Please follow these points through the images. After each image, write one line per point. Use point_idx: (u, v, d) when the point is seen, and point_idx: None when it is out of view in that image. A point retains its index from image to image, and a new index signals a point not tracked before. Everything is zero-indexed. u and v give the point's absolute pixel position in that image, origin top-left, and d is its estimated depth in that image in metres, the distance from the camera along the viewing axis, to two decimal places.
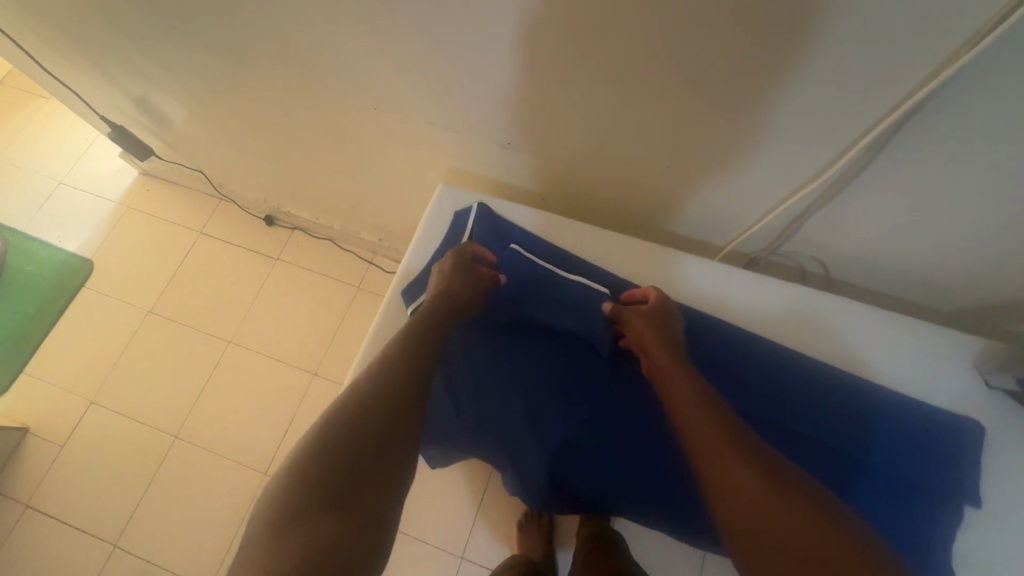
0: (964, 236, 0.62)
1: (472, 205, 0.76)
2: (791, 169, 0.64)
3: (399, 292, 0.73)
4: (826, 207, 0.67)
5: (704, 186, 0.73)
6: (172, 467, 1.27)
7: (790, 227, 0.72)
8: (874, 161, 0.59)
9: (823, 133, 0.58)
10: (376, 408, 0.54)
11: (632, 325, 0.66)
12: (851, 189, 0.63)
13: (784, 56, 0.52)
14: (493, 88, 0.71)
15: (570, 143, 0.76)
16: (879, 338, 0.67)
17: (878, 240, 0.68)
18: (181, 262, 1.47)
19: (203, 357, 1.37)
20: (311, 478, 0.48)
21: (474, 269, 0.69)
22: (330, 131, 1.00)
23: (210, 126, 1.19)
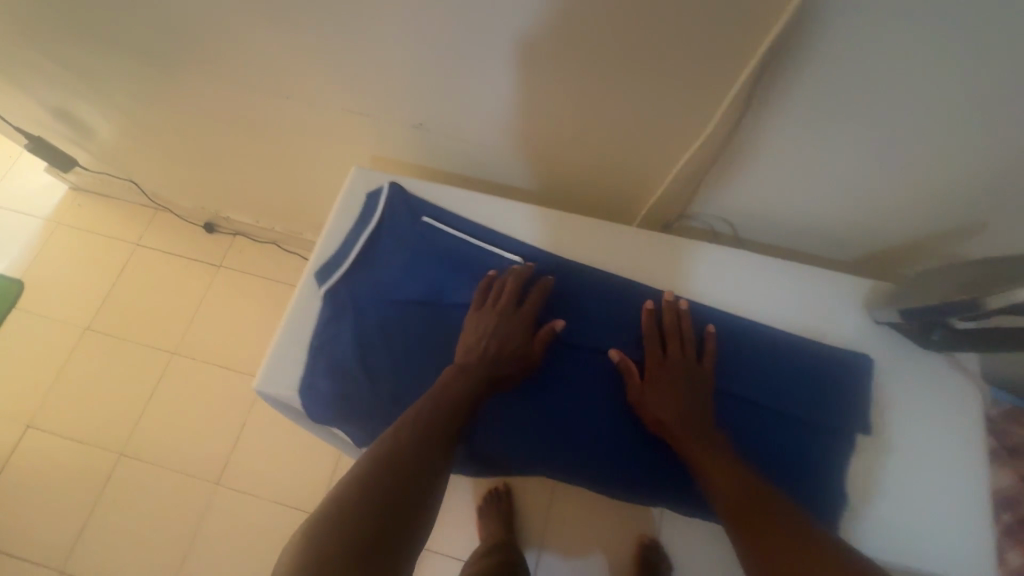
0: (852, 180, 0.65)
1: (376, 181, 0.67)
2: (675, 131, 0.67)
3: (308, 273, 0.63)
4: (716, 164, 0.69)
5: (614, 153, 0.74)
6: (119, 486, 1.23)
7: (690, 188, 0.75)
8: (755, 111, 0.60)
9: (693, 93, 0.60)
10: (425, 437, 0.50)
11: (652, 369, 0.62)
12: (732, 147, 0.66)
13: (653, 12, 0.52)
14: (398, 68, 0.71)
15: (480, 124, 0.77)
16: (778, 286, 0.70)
17: (770, 193, 0.71)
18: (119, 277, 1.43)
19: (146, 371, 1.33)
20: (330, 547, 0.40)
21: (514, 317, 0.59)
22: (254, 129, 0.99)
23: (133, 132, 1.16)
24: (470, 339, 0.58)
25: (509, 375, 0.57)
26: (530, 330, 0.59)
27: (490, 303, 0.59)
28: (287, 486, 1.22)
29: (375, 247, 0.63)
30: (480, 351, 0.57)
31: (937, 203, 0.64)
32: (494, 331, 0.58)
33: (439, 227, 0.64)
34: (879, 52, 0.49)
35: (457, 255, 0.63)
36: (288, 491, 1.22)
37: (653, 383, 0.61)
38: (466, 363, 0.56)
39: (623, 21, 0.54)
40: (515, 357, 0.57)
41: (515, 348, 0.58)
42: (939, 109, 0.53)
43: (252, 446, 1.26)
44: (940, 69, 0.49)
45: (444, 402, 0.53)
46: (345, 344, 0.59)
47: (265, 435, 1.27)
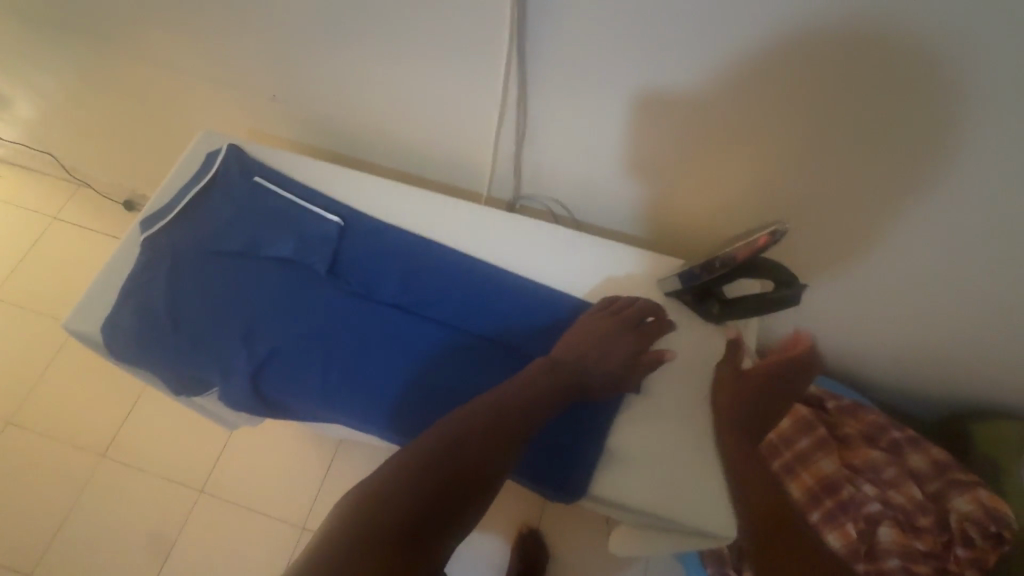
0: (635, 151, 0.72)
1: (222, 146, 0.72)
2: (483, 102, 0.71)
3: (138, 222, 0.67)
4: (528, 135, 0.75)
5: (447, 130, 0.79)
6: (1, 456, 1.22)
7: (516, 164, 0.80)
8: (533, 82, 0.66)
9: (482, 60, 0.65)
10: (488, 437, 0.52)
11: (725, 369, 0.64)
12: (534, 116, 0.71)
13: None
14: (250, 36, 0.74)
15: (329, 97, 0.81)
16: (588, 260, 0.71)
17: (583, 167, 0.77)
18: (31, 250, 1.43)
19: (47, 342, 1.33)
20: (394, 501, 0.45)
21: (621, 331, 0.63)
22: (150, 102, 1.02)
23: (40, 103, 1.17)
24: (572, 342, 0.62)
25: (593, 385, 0.61)
26: (639, 347, 0.63)
27: (611, 312, 0.65)
28: (173, 463, 1.22)
29: (205, 200, 0.67)
30: (580, 358, 0.61)
31: (714, 169, 0.71)
32: (603, 341, 0.62)
33: (269, 186, 0.68)
34: (600, 14, 0.56)
35: (280, 214, 0.67)
36: (174, 467, 1.21)
37: (733, 381, 0.63)
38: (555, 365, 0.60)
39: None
40: (609, 374, 0.61)
41: (610, 362, 0.62)
42: (672, 73, 0.60)
43: (144, 421, 1.25)
44: (651, 32, 0.57)
45: (532, 397, 0.56)
46: (156, 285, 0.62)
47: (159, 410, 1.27)
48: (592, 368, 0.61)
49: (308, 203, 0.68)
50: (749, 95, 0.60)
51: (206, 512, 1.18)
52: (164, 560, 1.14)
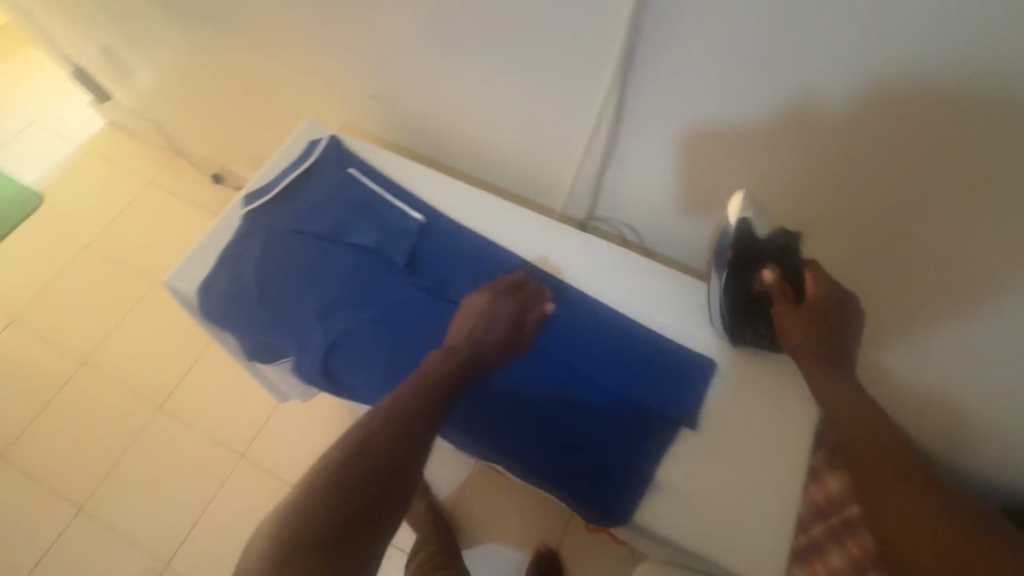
0: (719, 187, 0.71)
1: (323, 136, 0.76)
2: (575, 127, 0.74)
3: (240, 197, 0.72)
4: (613, 162, 0.77)
5: (533, 143, 0.81)
6: (72, 392, 1.32)
7: (596, 186, 0.82)
8: (630, 108, 0.68)
9: (581, 90, 0.68)
10: (396, 428, 0.53)
11: (785, 321, 0.60)
12: (623, 146, 0.73)
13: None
14: (364, 38, 0.79)
15: (425, 101, 0.85)
16: (658, 289, 0.71)
17: (662, 200, 0.78)
18: (126, 208, 1.56)
19: (127, 294, 1.44)
20: (311, 516, 0.46)
21: (505, 309, 0.64)
22: (255, 88, 1.10)
23: (160, 77, 1.28)
24: (465, 321, 0.63)
25: (487, 359, 0.62)
26: (512, 317, 0.64)
27: (489, 289, 0.66)
28: (221, 423, 1.28)
29: (304, 185, 0.72)
30: (476, 337, 0.62)
31: (802, 220, 0.69)
32: (486, 318, 0.63)
33: (360, 176, 0.72)
34: (715, 51, 0.56)
35: (368, 206, 0.71)
36: (221, 428, 1.28)
37: (799, 326, 0.59)
38: (447, 349, 0.62)
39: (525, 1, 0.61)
40: (495, 343, 0.63)
41: (501, 334, 0.63)
42: (774, 123, 0.61)
43: (200, 380, 1.33)
44: (758, 82, 0.57)
45: (424, 386, 0.57)
46: (251, 259, 0.67)
47: (215, 373, 1.34)
48: (477, 346, 0.62)
49: (394, 197, 0.72)
50: (854, 152, 0.59)
51: (242, 478, 1.23)
52: (198, 516, 1.19)
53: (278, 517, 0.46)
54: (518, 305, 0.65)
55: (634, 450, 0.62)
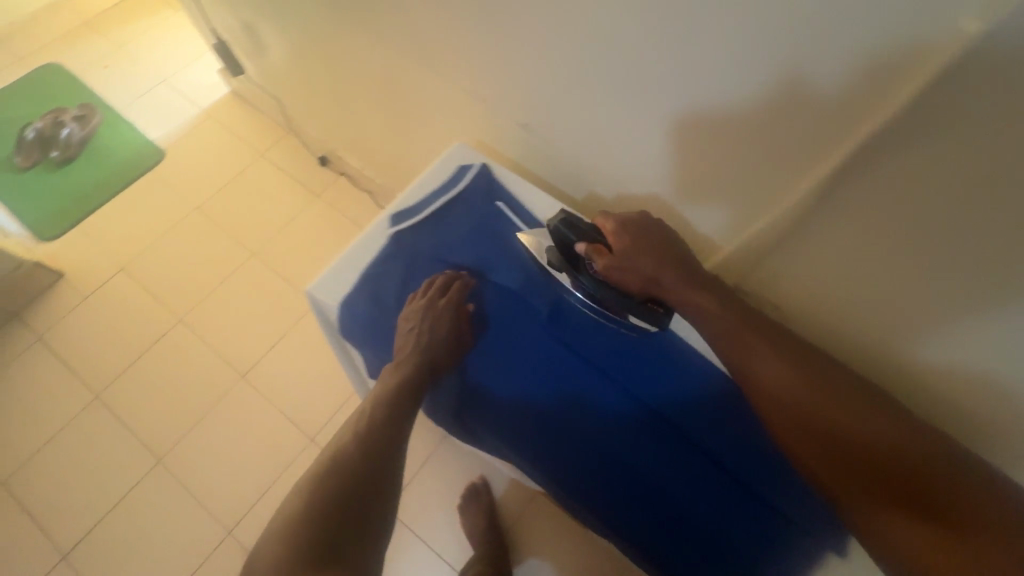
0: (883, 330, 0.61)
1: (474, 163, 0.77)
2: (759, 199, 0.63)
3: (389, 216, 0.73)
4: (786, 249, 0.63)
5: (693, 205, 0.71)
6: (166, 347, 1.38)
7: (752, 267, 0.69)
8: (808, 222, 0.59)
9: (789, 161, 0.56)
10: (368, 448, 0.65)
11: (625, 268, 0.65)
12: (810, 234, 0.60)
13: (759, 84, 0.52)
14: (524, 64, 0.73)
15: (574, 136, 0.78)
16: None
17: (836, 303, 0.64)
18: (237, 176, 1.62)
19: (227, 260, 1.50)
20: (308, 528, 0.56)
21: (442, 314, 0.70)
22: (390, 89, 1.10)
23: (294, 60, 1.31)
24: (412, 333, 0.69)
25: (437, 362, 0.70)
26: (453, 319, 0.70)
27: (421, 295, 0.71)
28: (296, 404, 1.31)
29: (456, 217, 0.75)
30: (423, 346, 0.69)
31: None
32: (431, 326, 0.69)
33: (506, 214, 0.75)
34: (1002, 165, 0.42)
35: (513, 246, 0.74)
36: (296, 409, 1.31)
37: (642, 271, 0.65)
38: (399, 360, 0.71)
39: (731, 85, 0.54)
40: (440, 347, 0.70)
41: (448, 334, 0.70)
42: None
43: (282, 358, 1.37)
44: None
45: (386, 395, 0.69)
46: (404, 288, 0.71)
47: (295, 353, 1.37)
48: (420, 351, 0.69)
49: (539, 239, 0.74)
50: None
51: (308, 463, 1.25)
52: (262, 493, 1.22)
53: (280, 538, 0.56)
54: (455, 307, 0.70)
55: (752, 541, 0.63)
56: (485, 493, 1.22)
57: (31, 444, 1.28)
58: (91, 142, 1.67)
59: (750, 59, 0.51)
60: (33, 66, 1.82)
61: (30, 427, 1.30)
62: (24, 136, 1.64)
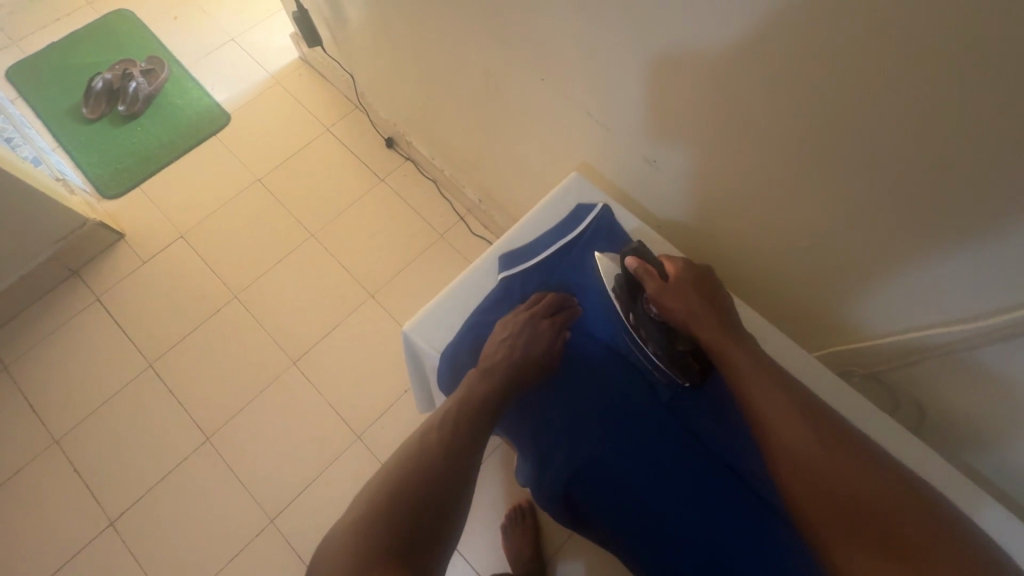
0: None
1: (596, 204, 0.77)
2: (941, 302, 0.57)
3: (507, 257, 0.75)
4: (962, 354, 0.59)
5: (845, 283, 0.66)
6: (221, 322, 1.37)
7: (908, 358, 0.65)
8: (1022, 337, 0.53)
9: (1001, 280, 0.52)
10: (433, 444, 0.58)
11: (671, 292, 0.64)
12: (1006, 347, 0.55)
13: (1002, 170, 0.45)
14: (666, 102, 0.66)
15: (708, 184, 0.71)
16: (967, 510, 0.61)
17: (1006, 413, 0.60)
18: (301, 149, 1.56)
19: (285, 238, 1.45)
20: (381, 506, 0.51)
21: (535, 322, 0.69)
22: (481, 88, 1.01)
23: (378, 39, 1.22)
24: (503, 342, 0.68)
25: (524, 378, 0.67)
26: (550, 337, 0.69)
27: (524, 308, 0.71)
28: (346, 398, 1.29)
29: (575, 263, 0.74)
30: (509, 353, 0.67)
31: None
32: (521, 334, 0.68)
33: None
34: None
35: None
36: (346, 403, 1.28)
37: (700, 308, 0.62)
38: (489, 367, 0.66)
39: (973, 163, 0.46)
40: (535, 366, 0.68)
41: (544, 347, 0.68)
42: None
43: (334, 348, 1.34)
44: None
45: (476, 401, 0.63)
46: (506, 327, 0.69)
47: (349, 345, 1.34)
48: (516, 362, 0.67)
49: None
50: None
51: (354, 460, 1.23)
52: (308, 484, 1.21)
53: (358, 511, 0.51)
54: (556, 322, 0.70)
55: None
56: (532, 518, 1.13)
57: (86, 406, 1.29)
58: (157, 99, 1.63)
59: (984, 159, 0.45)
60: (103, 11, 1.77)
61: (86, 388, 1.30)
62: (91, 86, 1.59)
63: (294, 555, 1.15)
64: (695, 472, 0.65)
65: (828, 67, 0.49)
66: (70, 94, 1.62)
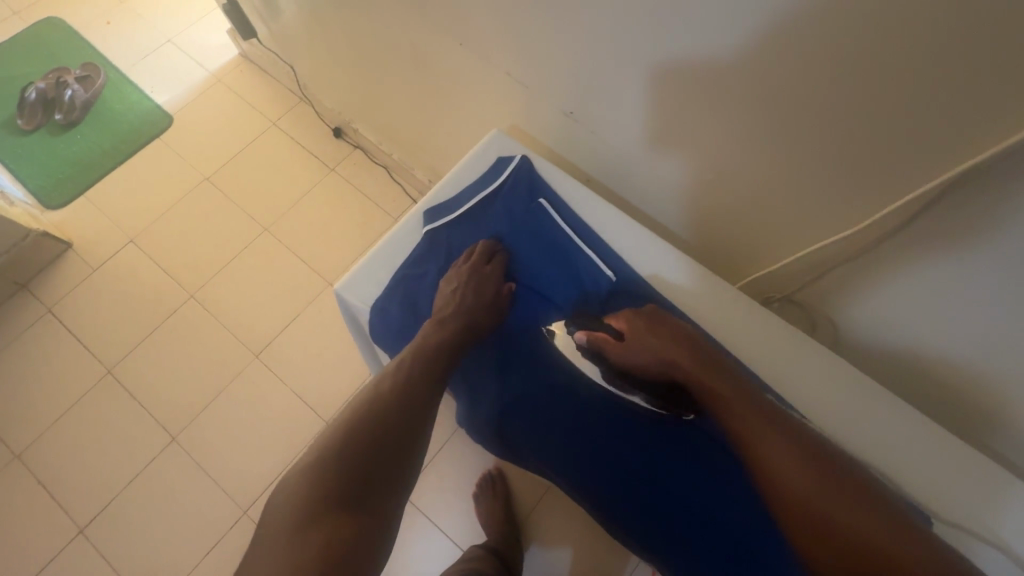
0: (952, 347, 0.62)
1: (516, 156, 0.79)
2: (825, 214, 0.62)
3: (428, 212, 0.77)
4: (850, 263, 0.64)
5: (752, 210, 0.70)
6: (179, 322, 1.36)
7: (809, 275, 0.70)
8: (891, 238, 0.58)
9: (864, 185, 0.57)
10: (385, 396, 0.60)
11: (633, 352, 0.63)
12: (882, 251, 0.60)
13: (855, 82, 0.49)
14: (574, 52, 0.69)
15: (622, 130, 0.74)
16: (868, 409, 0.65)
17: (898, 320, 0.65)
18: (248, 145, 1.55)
19: (239, 235, 1.45)
20: (338, 454, 0.54)
21: (478, 273, 0.72)
22: (412, 63, 1.02)
23: (311, 27, 1.23)
24: (451, 294, 0.70)
25: (476, 327, 0.70)
26: (496, 284, 0.72)
27: (465, 260, 0.73)
28: (311, 386, 1.29)
29: (500, 215, 0.77)
30: (455, 306, 0.69)
31: None
32: (466, 286, 0.70)
33: (550, 211, 0.75)
34: None
35: (557, 248, 0.75)
36: (311, 391, 1.29)
37: (669, 366, 0.60)
38: (440, 319, 0.69)
39: (842, 76, 0.49)
40: (485, 310, 0.71)
41: (491, 297, 0.71)
42: None
43: (296, 339, 1.34)
44: None
45: (428, 353, 0.65)
46: (427, 279, 0.74)
47: (311, 334, 1.34)
48: (466, 312, 0.69)
49: (585, 242, 0.74)
50: None
51: None
52: (279, 472, 1.22)
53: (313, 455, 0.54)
54: (498, 269, 0.73)
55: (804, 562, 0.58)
56: (502, 483, 1.12)
57: (45, 418, 1.27)
58: (95, 105, 1.60)
59: (840, 73, 0.49)
60: (31, 21, 1.72)
61: (44, 400, 1.28)
62: (24, 97, 1.55)
63: None
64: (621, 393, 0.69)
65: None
66: (3, 107, 1.58)
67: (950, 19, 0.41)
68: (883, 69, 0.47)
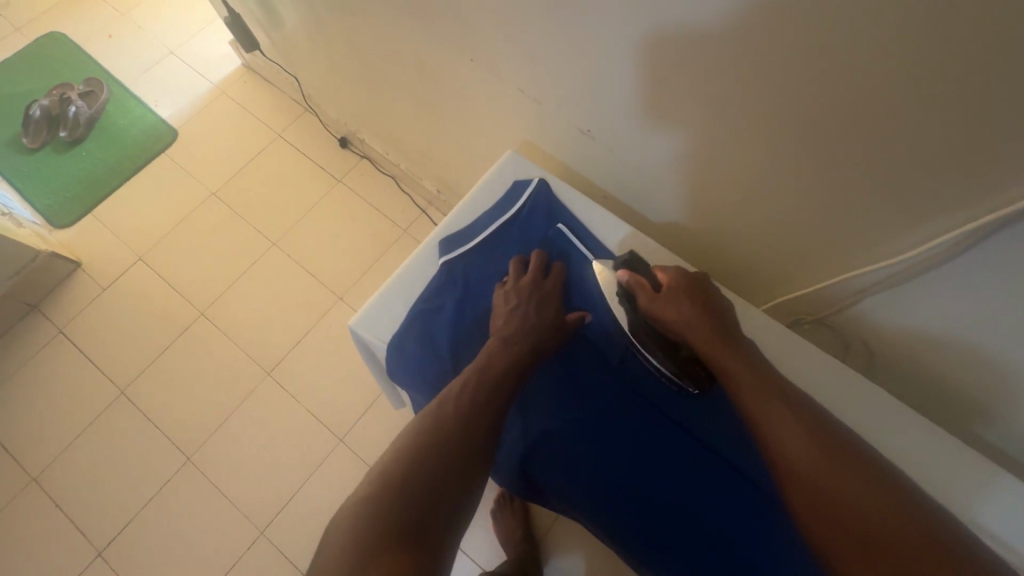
0: (1000, 378, 0.58)
1: (533, 179, 0.77)
2: (863, 241, 0.59)
3: (444, 240, 0.75)
4: (892, 290, 0.61)
5: (779, 232, 0.67)
6: (190, 341, 1.35)
7: (845, 299, 0.66)
8: (940, 268, 0.55)
9: (905, 215, 0.54)
10: (455, 418, 0.53)
11: (659, 307, 0.61)
12: (928, 280, 0.57)
13: (895, 110, 0.46)
14: (590, 70, 0.66)
15: (641, 149, 0.71)
16: (909, 444, 0.62)
17: (943, 348, 0.61)
18: (254, 158, 1.53)
19: (247, 250, 1.43)
20: (406, 480, 0.47)
21: (538, 289, 0.68)
22: (419, 76, 1.00)
23: (315, 39, 1.20)
24: (512, 311, 0.66)
25: (545, 344, 0.64)
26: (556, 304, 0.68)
27: (518, 278, 0.70)
28: (324, 403, 1.28)
29: (517, 241, 0.75)
30: (516, 320, 0.65)
31: None
32: (528, 301, 0.67)
33: (569, 236, 0.74)
34: None
35: (581, 273, 0.73)
36: (323, 408, 1.27)
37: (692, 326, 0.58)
38: (507, 335, 0.63)
39: (875, 100, 0.46)
40: (551, 326, 0.66)
41: (555, 314, 0.67)
42: None
43: (308, 356, 1.32)
44: None
45: (500, 367, 0.59)
46: (445, 311, 0.71)
47: (323, 350, 1.33)
48: (532, 328, 0.64)
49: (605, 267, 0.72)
50: None
51: (339, 463, 1.23)
52: (294, 492, 1.21)
53: (370, 485, 0.47)
54: (557, 284, 0.70)
55: None
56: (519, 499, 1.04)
57: (60, 440, 1.27)
58: (100, 121, 1.58)
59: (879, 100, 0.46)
60: (32, 36, 1.71)
61: (58, 422, 1.28)
62: (28, 114, 1.54)
63: (289, 564, 1.15)
64: (649, 426, 0.66)
65: (731, 18, 0.49)
66: (8, 126, 1.57)
67: (1004, 47, 0.38)
68: (921, 95, 0.44)
